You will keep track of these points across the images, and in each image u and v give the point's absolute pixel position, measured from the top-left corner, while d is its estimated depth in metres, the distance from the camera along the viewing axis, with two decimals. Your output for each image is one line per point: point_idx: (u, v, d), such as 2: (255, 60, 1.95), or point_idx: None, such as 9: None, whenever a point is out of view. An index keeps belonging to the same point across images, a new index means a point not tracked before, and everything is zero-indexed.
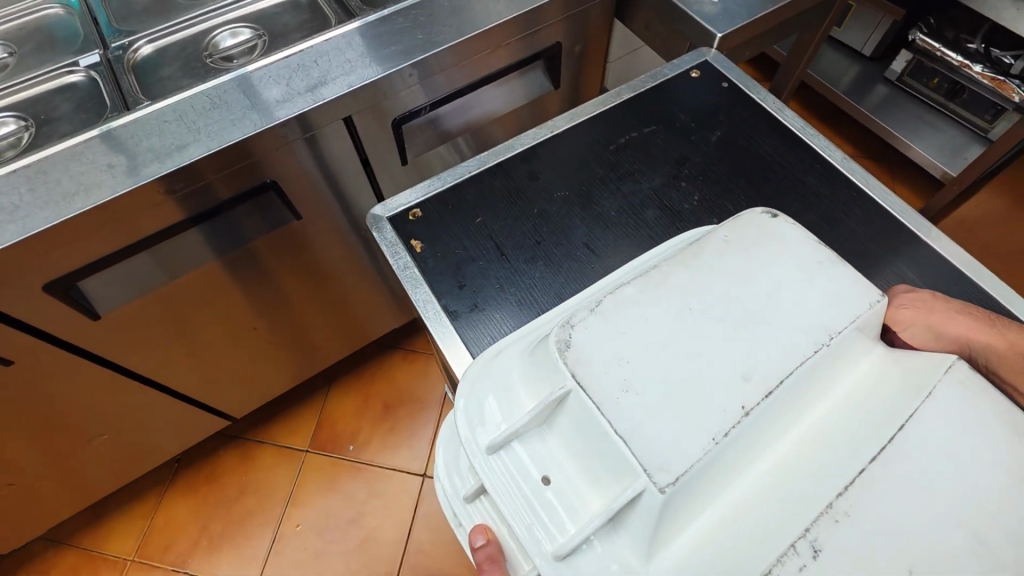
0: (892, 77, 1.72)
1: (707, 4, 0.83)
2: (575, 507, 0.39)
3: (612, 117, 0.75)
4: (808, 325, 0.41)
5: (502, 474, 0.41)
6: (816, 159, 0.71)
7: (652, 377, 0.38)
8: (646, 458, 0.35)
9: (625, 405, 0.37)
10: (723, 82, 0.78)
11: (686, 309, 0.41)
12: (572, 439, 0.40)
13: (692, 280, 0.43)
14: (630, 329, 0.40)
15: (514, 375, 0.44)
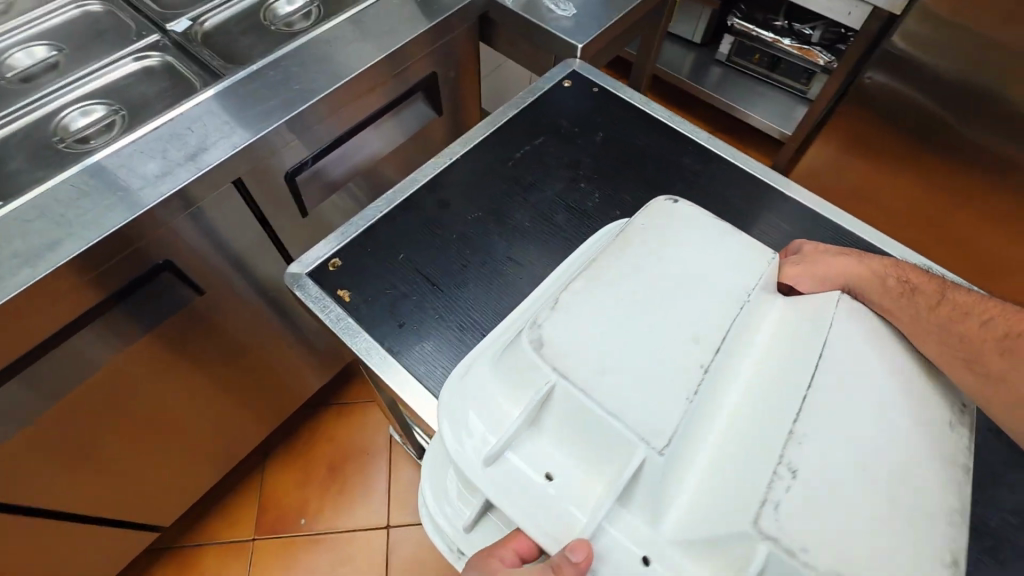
0: (722, 58, 1.95)
1: (563, 20, 0.90)
2: (578, 494, 0.41)
3: (503, 135, 0.79)
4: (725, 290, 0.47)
5: (505, 481, 0.41)
6: (688, 142, 0.80)
7: (621, 358, 0.41)
8: (640, 428, 0.38)
9: (607, 386, 0.40)
10: (594, 87, 0.84)
11: (631, 290, 0.45)
12: (563, 431, 0.42)
13: (629, 264, 0.47)
14: (590, 318, 0.43)
15: (489, 387, 0.45)
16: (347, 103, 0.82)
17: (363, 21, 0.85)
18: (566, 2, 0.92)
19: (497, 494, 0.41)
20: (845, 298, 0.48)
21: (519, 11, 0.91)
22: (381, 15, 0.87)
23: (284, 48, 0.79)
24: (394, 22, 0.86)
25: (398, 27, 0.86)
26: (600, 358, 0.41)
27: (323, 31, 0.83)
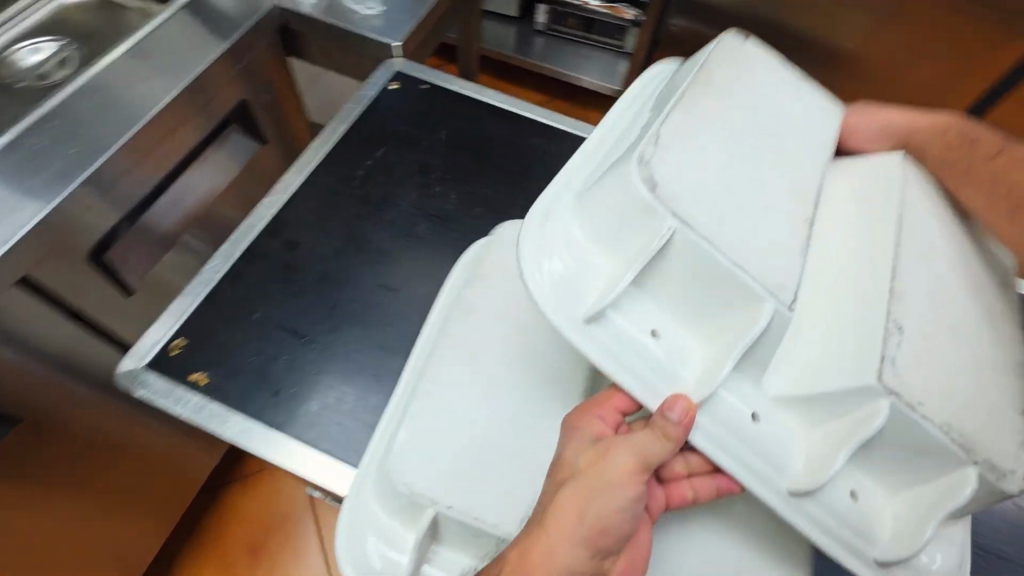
0: (542, 27, 1.99)
1: (371, 19, 0.84)
2: (680, 354, 0.39)
3: (339, 155, 0.72)
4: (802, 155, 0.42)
5: (606, 342, 0.38)
6: (530, 121, 0.79)
7: (733, 202, 0.37)
8: (766, 282, 0.36)
9: (732, 236, 0.36)
10: (423, 85, 0.80)
11: (727, 122, 0.39)
12: (678, 291, 0.39)
13: (716, 98, 0.40)
14: (701, 156, 0.37)
15: (573, 232, 0.40)
16: (146, 153, 0.70)
17: (142, 56, 0.73)
18: None
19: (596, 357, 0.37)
20: (907, 156, 0.43)
21: (322, 16, 0.83)
22: (161, 45, 0.75)
23: (45, 103, 0.66)
24: (179, 51, 0.75)
25: (185, 55, 0.75)
26: (722, 219, 0.36)
27: (90, 78, 0.69)
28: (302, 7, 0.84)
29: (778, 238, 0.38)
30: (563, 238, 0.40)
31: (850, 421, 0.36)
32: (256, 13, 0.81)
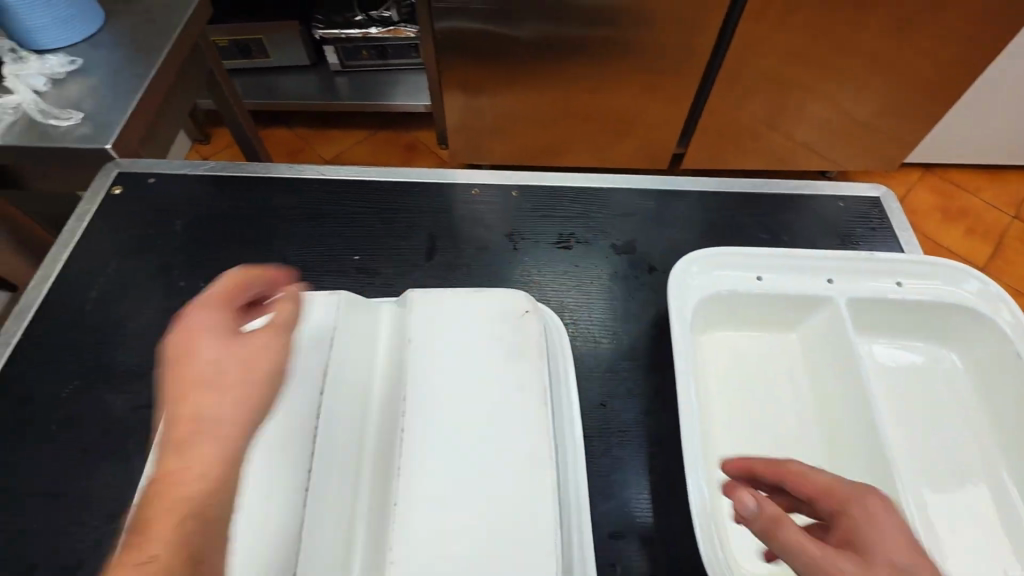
0: (337, 67, 1.96)
1: (78, 129, 0.79)
2: (819, 299, 0.59)
3: (67, 282, 0.66)
4: (733, 362, 0.59)
5: (841, 277, 0.60)
6: (273, 180, 0.76)
7: (741, 357, 0.60)
8: (761, 338, 0.61)
9: (740, 328, 0.61)
10: (149, 178, 0.76)
11: (743, 379, 0.59)
12: (732, 330, 0.61)
13: (733, 413, 0.56)
14: (741, 369, 0.59)
15: (748, 310, 0.60)
16: None
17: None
18: (69, 108, 0.80)
19: (775, 255, 0.60)
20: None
21: (21, 143, 0.77)
22: None
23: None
24: None
25: None
26: (786, 369, 0.60)
27: None
28: None
29: (920, 417, 0.57)
30: (734, 317, 0.61)
31: (879, 335, 0.61)
32: None
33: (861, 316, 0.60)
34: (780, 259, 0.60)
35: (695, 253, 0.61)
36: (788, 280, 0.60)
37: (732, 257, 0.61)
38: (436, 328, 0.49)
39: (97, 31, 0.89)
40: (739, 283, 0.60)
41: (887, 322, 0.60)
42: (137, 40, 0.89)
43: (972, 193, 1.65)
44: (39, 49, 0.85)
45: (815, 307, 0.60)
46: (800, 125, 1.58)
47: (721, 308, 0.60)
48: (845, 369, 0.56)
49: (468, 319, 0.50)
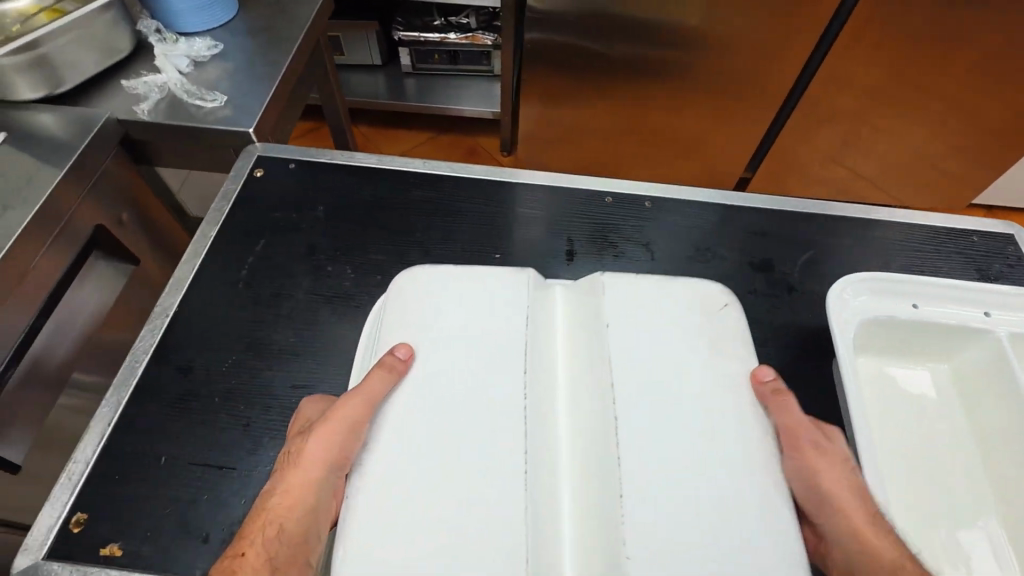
0: (408, 69, 1.99)
1: (219, 110, 0.81)
2: (976, 331, 0.59)
3: (218, 259, 0.68)
4: (882, 388, 0.61)
5: (998, 309, 0.60)
6: (409, 174, 0.77)
7: (889, 383, 0.61)
8: (909, 364, 0.62)
9: (887, 354, 0.62)
10: (289, 164, 0.78)
11: (893, 406, 0.59)
12: (878, 356, 0.62)
13: (886, 439, 0.57)
14: (890, 396, 0.60)
15: (899, 337, 0.61)
16: None
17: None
18: (212, 90, 0.82)
19: (933, 283, 0.60)
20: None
21: (167, 121, 0.79)
22: None
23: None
24: (9, 192, 0.68)
25: (18, 196, 0.68)
26: (938, 398, 0.60)
27: None
28: (140, 114, 0.79)
29: None
30: (882, 344, 0.62)
31: None
32: (88, 130, 0.75)
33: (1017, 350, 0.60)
34: (938, 287, 0.60)
35: (852, 275, 0.60)
36: (945, 309, 0.60)
37: (889, 283, 0.60)
38: (629, 319, 0.52)
39: (231, 19, 0.92)
40: (896, 311, 0.60)
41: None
42: (269, 30, 0.91)
43: None
44: (180, 31, 0.87)
45: (971, 339, 0.60)
46: (867, 159, 1.58)
47: (872, 334, 0.61)
48: (1008, 401, 0.56)
49: (655, 310, 0.53)
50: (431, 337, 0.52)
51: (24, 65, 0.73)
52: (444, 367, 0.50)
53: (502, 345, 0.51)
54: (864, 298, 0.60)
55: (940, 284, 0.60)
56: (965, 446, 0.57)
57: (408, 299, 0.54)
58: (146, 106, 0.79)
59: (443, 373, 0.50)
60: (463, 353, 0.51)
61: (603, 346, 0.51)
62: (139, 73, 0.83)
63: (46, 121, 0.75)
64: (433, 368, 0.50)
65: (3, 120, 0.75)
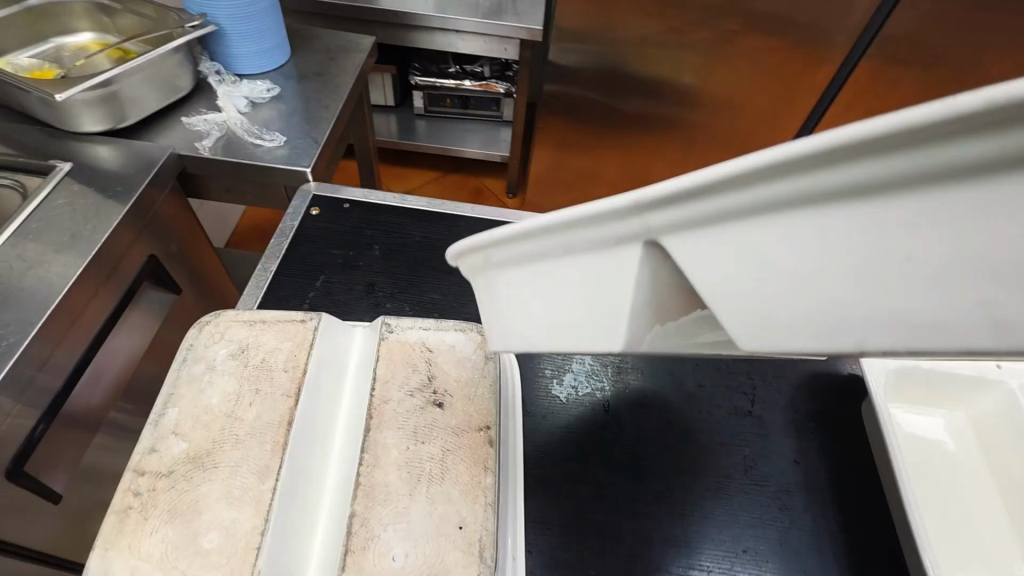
0: (420, 111, 2.06)
1: (275, 149, 0.84)
2: (988, 384, 0.66)
3: (279, 292, 0.70)
4: (913, 437, 0.66)
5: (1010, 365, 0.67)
6: (458, 218, 0.82)
7: (918, 433, 0.66)
8: (935, 414, 0.68)
9: (912, 406, 0.68)
10: (344, 204, 0.81)
11: (926, 454, 0.64)
12: (905, 408, 0.68)
13: (922, 485, 0.62)
14: (923, 444, 0.65)
15: (920, 390, 0.68)
16: (57, 342, 0.64)
17: (22, 243, 0.67)
18: (268, 131, 0.86)
19: None
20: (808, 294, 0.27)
21: (227, 159, 0.82)
22: (51, 221, 0.69)
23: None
24: (77, 223, 0.70)
25: (85, 226, 0.69)
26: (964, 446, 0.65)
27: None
28: (201, 151, 0.82)
29: None
30: (907, 396, 0.68)
31: None
32: (150, 165, 0.77)
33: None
34: None
35: None
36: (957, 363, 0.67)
37: None
38: (407, 352, 0.58)
39: (285, 63, 0.97)
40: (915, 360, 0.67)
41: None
42: (322, 76, 0.97)
43: None
44: (235, 72, 0.92)
45: (982, 388, 0.67)
46: None
47: (895, 385, 0.68)
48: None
49: (432, 346, 0.58)
50: (212, 365, 0.55)
51: (94, 101, 0.76)
52: (219, 395, 0.53)
53: (279, 373, 0.55)
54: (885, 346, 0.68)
55: None
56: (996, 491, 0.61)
57: (199, 325, 0.57)
58: (207, 143, 0.82)
59: (215, 403, 0.52)
60: (239, 381, 0.54)
61: (377, 371, 0.56)
62: (198, 111, 0.86)
63: (110, 155, 0.78)
64: (207, 393, 0.53)
65: (66, 153, 0.77)
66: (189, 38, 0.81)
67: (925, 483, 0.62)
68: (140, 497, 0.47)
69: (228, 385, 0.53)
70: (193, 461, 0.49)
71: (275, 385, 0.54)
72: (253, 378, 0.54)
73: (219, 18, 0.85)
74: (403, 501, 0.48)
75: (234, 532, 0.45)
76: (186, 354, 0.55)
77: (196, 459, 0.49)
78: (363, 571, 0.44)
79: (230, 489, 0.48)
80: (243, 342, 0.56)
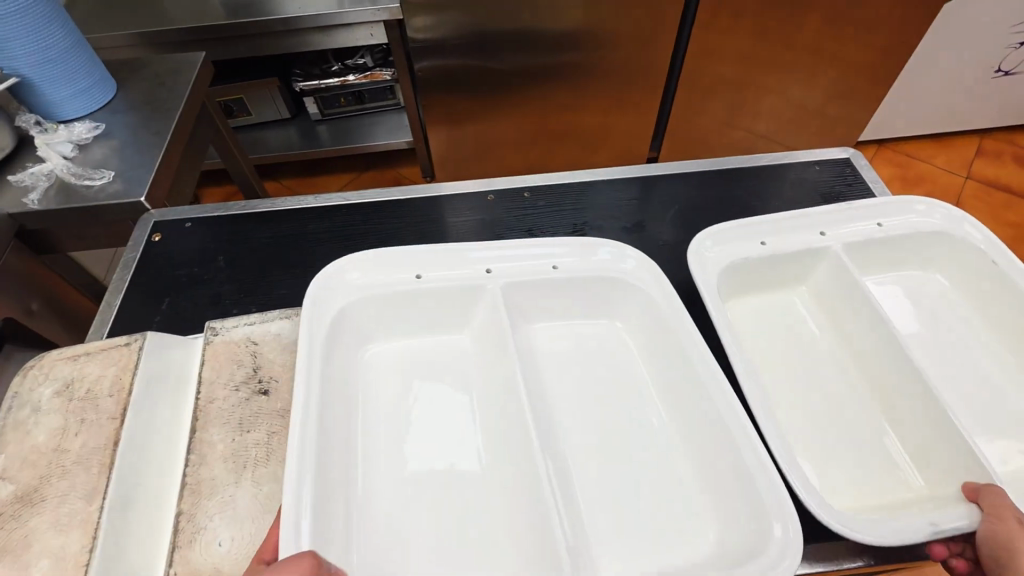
0: (318, 117, 2.04)
1: (108, 186, 0.84)
2: (816, 250, 0.68)
3: (125, 324, 0.70)
4: (749, 319, 0.69)
5: (843, 229, 0.70)
6: (303, 211, 0.83)
7: (752, 316, 0.69)
8: (769, 291, 0.72)
9: (746, 291, 0.71)
10: (186, 223, 0.81)
11: (762, 330, 0.68)
12: (742, 293, 0.70)
13: (761, 361, 0.65)
14: (755, 326, 0.68)
15: (757, 274, 0.69)
16: None
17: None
18: (99, 169, 0.85)
19: (775, 220, 0.69)
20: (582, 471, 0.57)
21: (59, 207, 0.81)
22: None
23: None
24: None
25: None
26: (785, 314, 0.70)
27: None
28: (31, 205, 0.81)
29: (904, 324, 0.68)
30: (748, 281, 0.70)
31: (865, 260, 0.71)
32: None
33: (854, 254, 0.70)
34: (780, 220, 0.69)
35: (705, 233, 0.68)
36: (790, 238, 0.68)
37: (736, 231, 0.68)
38: (231, 349, 0.59)
39: (112, 98, 0.96)
40: (749, 250, 0.68)
41: (880, 256, 0.71)
42: (152, 103, 0.95)
43: (925, 159, 1.96)
44: (60, 119, 0.91)
45: (818, 258, 0.69)
46: (759, 120, 1.81)
47: (736, 278, 0.68)
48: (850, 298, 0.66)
49: (258, 338, 0.60)
50: (38, 407, 0.55)
51: None
52: (46, 432, 0.54)
53: (104, 399, 0.55)
54: (719, 247, 0.68)
55: (782, 220, 0.69)
56: (817, 348, 0.67)
57: (22, 371, 0.58)
58: (35, 196, 0.82)
59: (41, 439, 0.53)
60: (64, 416, 0.54)
61: (202, 374, 0.57)
62: (25, 167, 0.85)
63: None
64: (34, 434, 0.54)
65: None
66: None
67: (769, 359, 0.65)
68: None
69: (54, 422, 0.54)
70: (21, 498, 0.50)
71: (99, 410, 0.54)
72: (79, 409, 0.55)
73: (23, 69, 0.83)
74: (228, 490, 0.49)
75: (62, 556, 0.46)
76: (11, 398, 0.56)
77: (24, 497, 0.50)
78: (191, 564, 0.45)
79: (59, 517, 0.48)
80: (67, 377, 0.57)
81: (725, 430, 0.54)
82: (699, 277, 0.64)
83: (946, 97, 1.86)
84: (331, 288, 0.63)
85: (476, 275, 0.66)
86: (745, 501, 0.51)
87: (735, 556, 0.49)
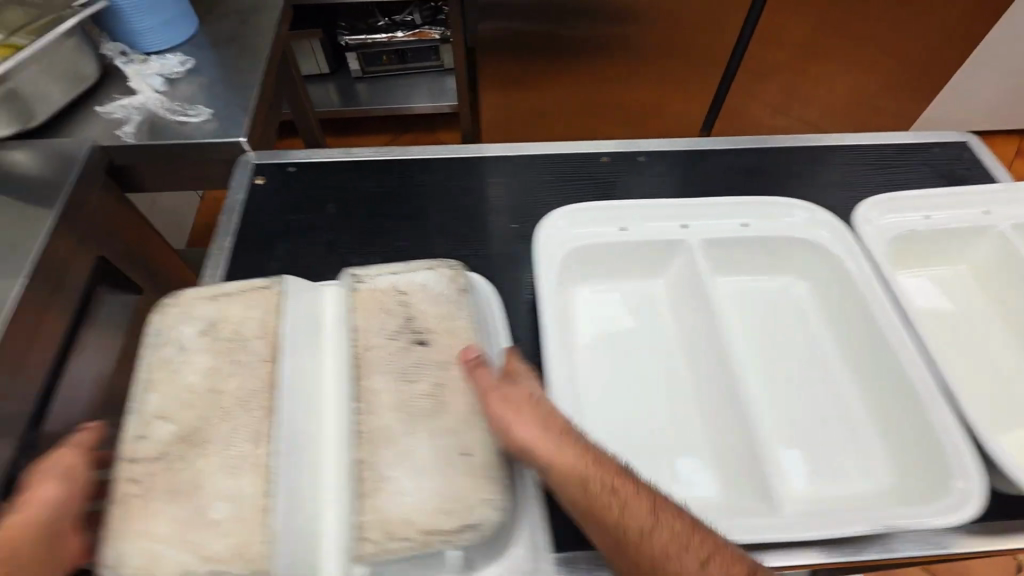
0: (358, 74, 1.97)
1: (204, 124, 0.79)
2: (985, 229, 0.65)
3: (239, 267, 0.68)
4: (913, 292, 0.67)
5: (1008, 208, 0.67)
6: (410, 162, 0.79)
7: (916, 289, 0.67)
8: (931, 266, 0.69)
9: (910, 267, 0.68)
10: (289, 168, 0.77)
11: (928, 306, 0.65)
12: (904, 265, 0.68)
13: (934, 336, 0.62)
14: (924, 301, 0.66)
15: (921, 248, 0.67)
16: (24, 359, 0.62)
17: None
18: (192, 106, 0.81)
19: (939, 193, 0.67)
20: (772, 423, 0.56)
21: (154, 142, 0.77)
22: None
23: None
24: (13, 233, 0.66)
25: (22, 234, 0.66)
26: (950, 289, 0.67)
27: None
28: (125, 138, 0.77)
29: None
30: (912, 253, 0.67)
31: None
32: (74, 161, 0.72)
33: None
34: (944, 194, 0.67)
35: (869, 204, 0.65)
36: (956, 214, 0.66)
37: (900, 203, 0.66)
38: (378, 298, 0.56)
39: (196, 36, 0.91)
40: (914, 223, 0.65)
41: None
42: (237, 40, 0.90)
43: None
44: (144, 51, 0.86)
45: (984, 236, 0.66)
46: (813, 105, 1.80)
47: (902, 250, 0.66)
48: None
49: (405, 287, 0.57)
50: (182, 345, 0.53)
51: None
52: (197, 373, 0.51)
53: (254, 340, 0.53)
54: (884, 218, 0.65)
55: (946, 194, 0.67)
56: (984, 325, 0.64)
57: (160, 309, 0.55)
58: (129, 129, 0.77)
59: (194, 380, 0.51)
60: (213, 356, 0.52)
61: (354, 322, 0.54)
62: (112, 99, 0.80)
63: (25, 160, 0.72)
64: (183, 375, 0.51)
65: None
66: (81, 17, 0.74)
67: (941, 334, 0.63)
68: (139, 484, 0.46)
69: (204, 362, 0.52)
70: (185, 441, 0.48)
71: (250, 352, 0.52)
72: (227, 351, 0.52)
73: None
74: (404, 441, 0.48)
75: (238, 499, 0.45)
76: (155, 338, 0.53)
77: (185, 439, 0.48)
78: (378, 513, 0.45)
79: (228, 460, 0.47)
80: (210, 316, 0.54)
81: (913, 386, 0.53)
82: (871, 250, 0.62)
83: (998, 92, 1.83)
84: (548, 243, 0.62)
85: (673, 231, 0.64)
86: (928, 452, 0.51)
87: (916, 495, 0.51)
